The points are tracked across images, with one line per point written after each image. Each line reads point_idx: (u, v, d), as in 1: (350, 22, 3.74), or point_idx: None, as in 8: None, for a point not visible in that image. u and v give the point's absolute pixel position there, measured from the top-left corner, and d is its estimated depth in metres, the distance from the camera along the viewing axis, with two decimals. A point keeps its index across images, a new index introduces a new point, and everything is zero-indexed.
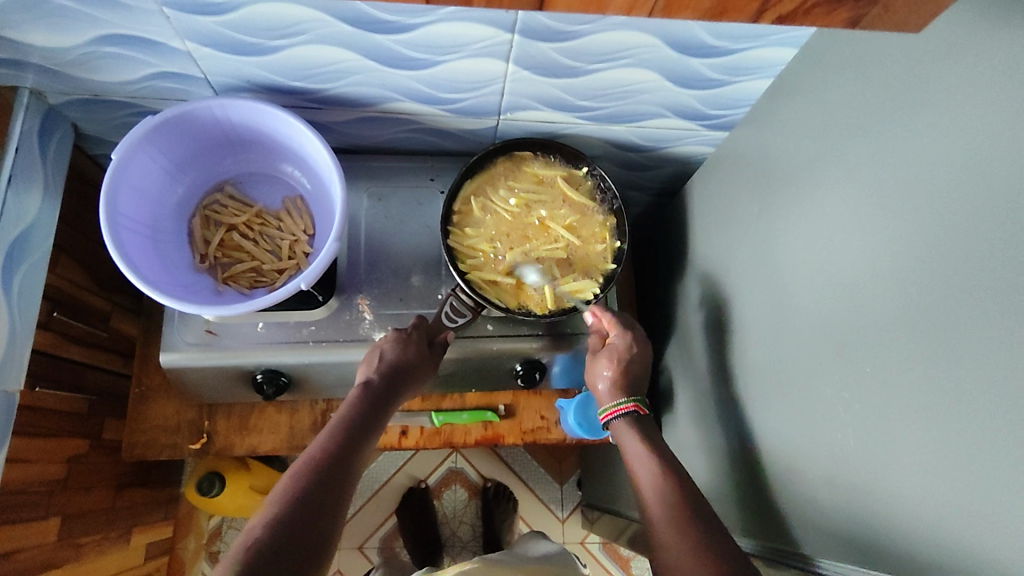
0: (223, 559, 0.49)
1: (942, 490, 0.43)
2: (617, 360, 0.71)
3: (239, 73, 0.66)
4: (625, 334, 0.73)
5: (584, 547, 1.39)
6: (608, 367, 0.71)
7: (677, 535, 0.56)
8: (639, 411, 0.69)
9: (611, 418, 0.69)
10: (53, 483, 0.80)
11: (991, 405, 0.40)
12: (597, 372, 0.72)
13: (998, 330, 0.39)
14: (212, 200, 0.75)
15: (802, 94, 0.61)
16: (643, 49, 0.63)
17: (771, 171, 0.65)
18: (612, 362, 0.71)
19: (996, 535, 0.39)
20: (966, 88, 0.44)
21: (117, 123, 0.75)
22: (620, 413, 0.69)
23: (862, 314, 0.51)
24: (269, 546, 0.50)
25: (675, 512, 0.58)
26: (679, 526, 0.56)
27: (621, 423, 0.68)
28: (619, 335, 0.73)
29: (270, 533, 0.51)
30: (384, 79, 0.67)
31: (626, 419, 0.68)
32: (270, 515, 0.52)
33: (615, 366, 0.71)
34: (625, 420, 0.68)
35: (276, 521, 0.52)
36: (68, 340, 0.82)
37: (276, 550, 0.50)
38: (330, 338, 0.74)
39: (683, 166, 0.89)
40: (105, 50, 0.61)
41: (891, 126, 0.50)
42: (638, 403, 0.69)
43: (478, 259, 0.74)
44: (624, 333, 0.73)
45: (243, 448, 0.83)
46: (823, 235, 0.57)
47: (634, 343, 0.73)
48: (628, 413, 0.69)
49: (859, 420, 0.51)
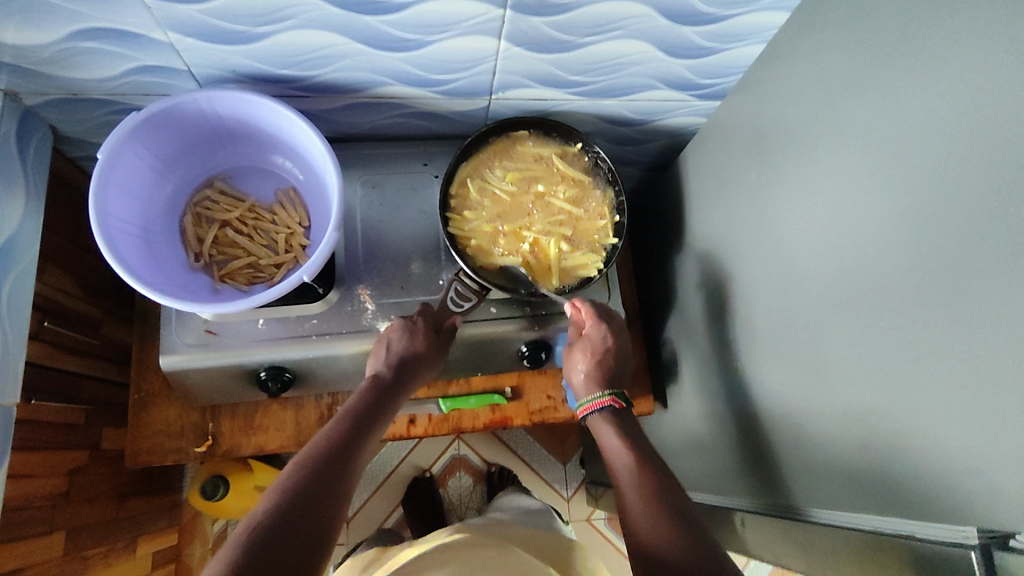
0: (224, 544, 0.48)
1: (949, 437, 0.43)
2: (592, 353, 0.74)
3: (224, 63, 0.64)
4: (600, 327, 0.74)
5: (590, 523, 1.41)
6: (583, 359, 0.74)
7: (651, 514, 0.57)
8: (616, 405, 0.70)
9: (589, 413, 0.72)
10: (56, 496, 0.78)
11: (997, 347, 0.40)
12: (574, 365, 0.74)
13: (1002, 273, 0.40)
14: (202, 197, 0.73)
15: (794, 55, 0.61)
16: (633, 19, 0.62)
17: (766, 135, 0.65)
18: (588, 355, 0.74)
19: (1006, 479, 0.39)
20: (963, 37, 0.44)
21: (97, 123, 0.73)
22: (596, 408, 0.71)
23: (863, 269, 0.51)
24: (270, 531, 0.49)
25: (652, 493, 0.59)
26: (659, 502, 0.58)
27: (598, 417, 0.70)
28: (595, 327, 0.74)
29: (271, 518, 0.50)
30: (373, 62, 0.66)
31: (603, 413, 0.70)
32: (271, 501, 0.52)
33: (589, 359, 0.73)
34: (600, 416, 0.70)
35: (277, 508, 0.51)
36: (60, 350, 0.80)
37: (276, 535, 0.49)
38: (334, 331, 0.73)
39: (674, 138, 0.89)
40: (82, 46, 0.59)
41: (887, 80, 0.50)
42: (615, 397, 0.71)
43: (481, 243, 0.74)
44: (600, 325, 0.74)
45: (250, 448, 0.82)
46: (821, 194, 0.57)
47: (609, 335, 0.74)
48: (605, 408, 0.70)
49: (865, 375, 0.51)
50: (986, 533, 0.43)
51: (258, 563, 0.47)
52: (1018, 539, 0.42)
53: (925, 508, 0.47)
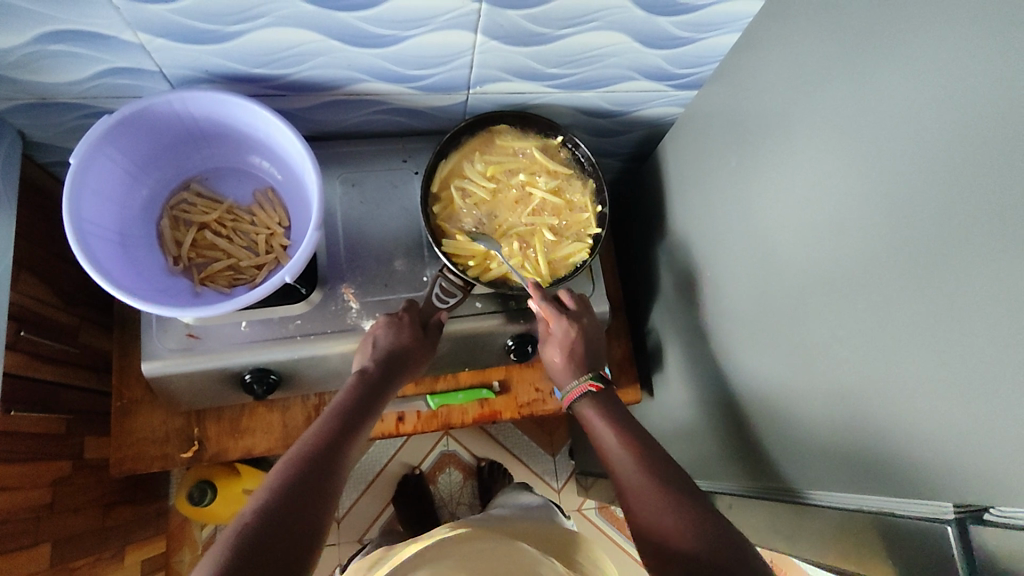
0: (211, 545, 0.48)
1: (927, 415, 0.45)
2: (565, 346, 0.73)
3: (196, 64, 0.63)
4: (564, 322, 0.72)
5: (581, 513, 1.41)
6: (558, 353, 0.73)
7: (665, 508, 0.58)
8: (594, 388, 0.71)
9: (573, 401, 0.73)
10: (39, 508, 0.77)
11: (975, 324, 0.41)
12: (552, 359, 0.74)
13: (976, 253, 0.41)
14: (179, 200, 0.72)
15: (766, 44, 0.62)
16: (609, 11, 0.62)
17: (742, 124, 0.66)
18: (562, 349, 0.73)
19: (981, 456, 0.41)
20: (930, 23, 0.44)
21: (68, 127, 0.72)
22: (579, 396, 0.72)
23: (841, 254, 0.52)
24: (258, 532, 0.49)
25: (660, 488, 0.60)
26: (667, 499, 0.59)
27: (586, 405, 0.71)
28: (559, 324, 0.72)
29: (258, 520, 0.50)
30: (349, 59, 0.65)
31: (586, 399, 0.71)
32: (259, 503, 0.51)
33: (564, 354, 0.73)
34: (583, 404, 0.71)
35: (266, 509, 0.51)
36: (38, 359, 0.79)
37: (263, 535, 0.49)
38: (318, 331, 0.73)
39: (652, 129, 0.90)
40: (50, 49, 0.58)
41: (860, 68, 0.50)
42: (592, 381, 0.72)
43: (477, 260, 0.73)
44: (563, 321, 0.72)
45: (237, 452, 0.81)
46: (798, 180, 0.57)
47: (575, 325, 0.72)
48: (586, 393, 0.71)
49: (847, 357, 0.52)
50: (963, 507, 0.44)
51: (244, 563, 0.46)
52: (992, 513, 0.43)
53: (906, 485, 0.47)
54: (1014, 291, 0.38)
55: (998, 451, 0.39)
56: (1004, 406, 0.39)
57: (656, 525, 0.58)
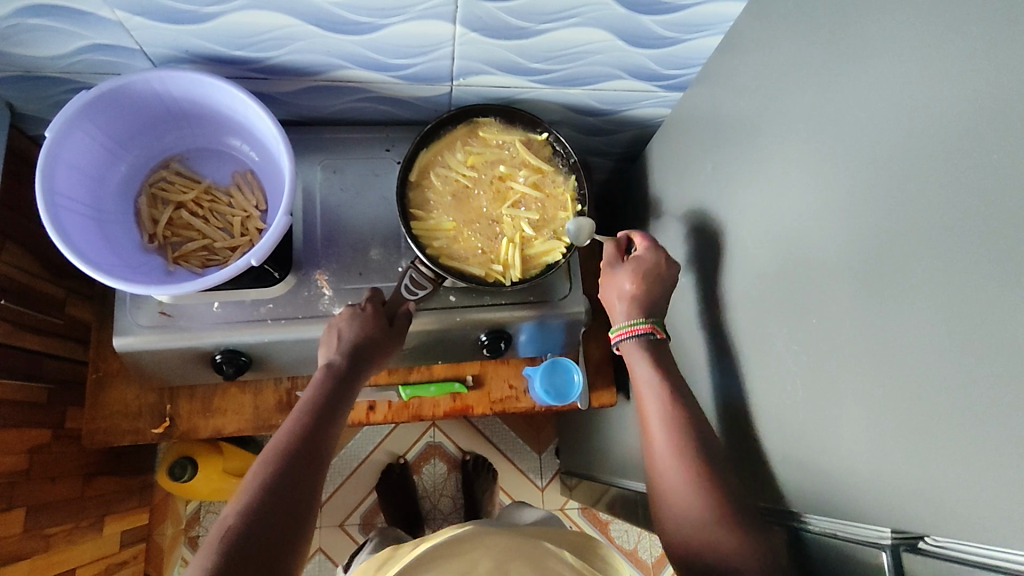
0: (199, 550, 0.50)
1: (880, 437, 0.44)
2: (641, 276, 0.69)
3: (176, 43, 0.63)
4: (655, 251, 0.70)
5: (565, 513, 1.41)
6: (629, 281, 0.69)
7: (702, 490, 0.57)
8: (654, 334, 0.68)
9: (626, 334, 0.69)
10: (15, 474, 0.78)
11: (931, 348, 0.39)
12: (619, 284, 0.70)
13: (935, 276, 0.39)
14: (158, 178, 0.73)
15: (748, 48, 0.60)
16: (590, 7, 0.61)
17: (723, 128, 0.65)
18: (634, 277, 0.69)
19: (932, 483, 0.40)
20: (904, 35, 0.43)
21: (54, 100, 0.73)
22: (636, 334, 0.68)
23: (807, 267, 0.51)
24: (241, 535, 0.51)
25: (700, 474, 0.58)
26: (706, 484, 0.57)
27: (635, 341, 0.68)
28: (649, 251, 0.70)
29: (242, 523, 0.52)
30: (328, 45, 0.65)
31: (640, 339, 0.68)
32: (242, 505, 0.53)
33: (637, 281, 0.69)
34: (636, 343, 0.68)
35: (248, 511, 0.53)
36: (20, 327, 0.80)
37: (249, 537, 0.51)
38: (289, 316, 0.73)
39: (643, 129, 0.88)
40: (32, 23, 0.58)
41: (833, 78, 0.49)
42: (655, 326, 0.68)
43: (444, 247, 0.73)
44: (654, 250, 0.70)
45: (208, 430, 0.82)
46: (772, 187, 0.56)
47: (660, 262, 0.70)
48: (643, 334, 0.68)
49: (805, 372, 0.51)
50: (899, 534, 0.43)
51: (233, 566, 0.49)
52: (926, 541, 0.42)
53: (856, 505, 0.46)
54: (969, 313, 0.37)
55: (949, 476, 0.38)
56: (955, 431, 0.38)
57: (679, 503, 0.58)
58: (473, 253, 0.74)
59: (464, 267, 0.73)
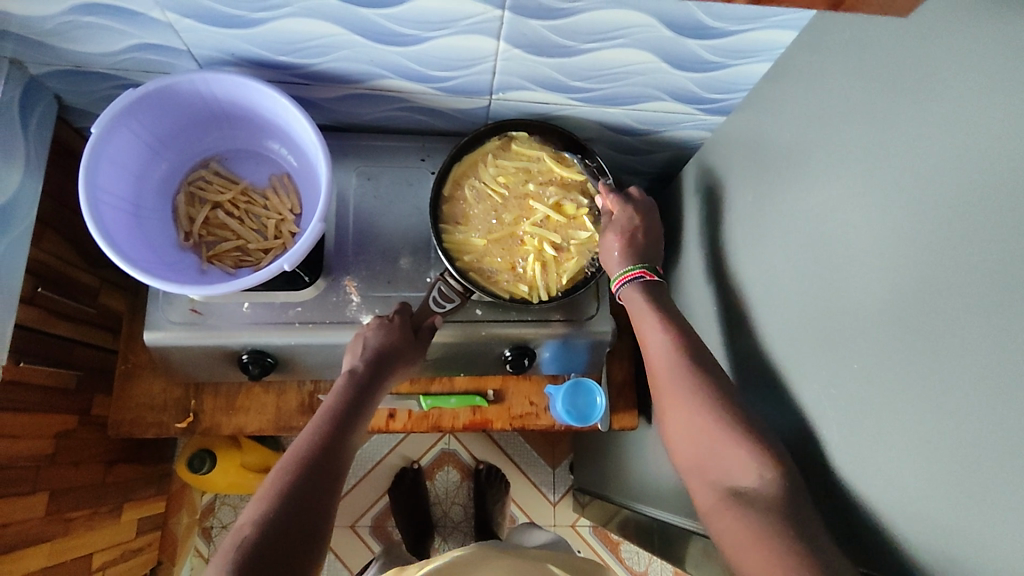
0: (219, 553, 0.50)
1: (924, 492, 0.42)
2: (623, 233, 0.70)
3: (222, 46, 0.64)
4: (628, 211, 0.72)
5: (575, 530, 1.40)
6: (615, 241, 0.70)
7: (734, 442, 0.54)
8: (646, 278, 0.68)
9: (622, 286, 0.68)
10: (41, 458, 0.79)
11: (983, 408, 0.38)
12: (608, 247, 0.70)
13: (990, 332, 0.38)
14: (197, 176, 0.74)
15: (796, 77, 0.59)
16: (637, 28, 0.60)
17: (764, 157, 0.63)
18: (619, 235, 0.70)
19: (978, 549, 0.38)
20: (963, 77, 0.41)
21: (101, 95, 0.74)
22: (630, 281, 0.68)
23: (846, 305, 0.50)
24: (259, 543, 0.51)
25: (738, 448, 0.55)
26: None
27: (632, 289, 0.67)
28: (623, 209, 0.72)
29: (260, 529, 0.52)
30: (372, 55, 0.65)
31: (636, 285, 0.67)
32: (262, 511, 0.53)
33: (621, 239, 0.70)
34: (633, 290, 0.67)
35: (268, 518, 0.53)
36: (55, 315, 0.81)
37: (265, 543, 0.51)
38: (317, 320, 0.73)
39: (681, 150, 0.87)
40: (85, 20, 0.59)
41: (883, 116, 0.47)
42: (644, 270, 0.68)
43: (473, 261, 0.73)
44: (627, 208, 0.72)
45: (229, 428, 0.83)
46: (815, 220, 0.54)
47: (636, 216, 0.71)
48: (637, 280, 0.68)
49: (841, 416, 0.50)
50: None
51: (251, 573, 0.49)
52: None
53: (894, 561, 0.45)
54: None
55: (999, 543, 0.37)
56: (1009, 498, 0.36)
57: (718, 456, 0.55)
58: (500, 269, 0.74)
59: (491, 282, 0.73)
